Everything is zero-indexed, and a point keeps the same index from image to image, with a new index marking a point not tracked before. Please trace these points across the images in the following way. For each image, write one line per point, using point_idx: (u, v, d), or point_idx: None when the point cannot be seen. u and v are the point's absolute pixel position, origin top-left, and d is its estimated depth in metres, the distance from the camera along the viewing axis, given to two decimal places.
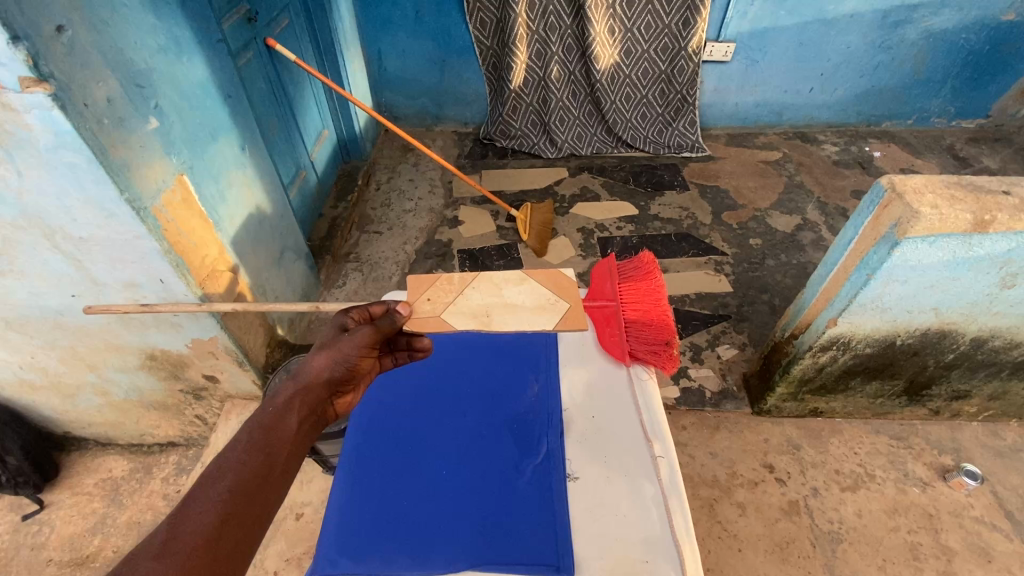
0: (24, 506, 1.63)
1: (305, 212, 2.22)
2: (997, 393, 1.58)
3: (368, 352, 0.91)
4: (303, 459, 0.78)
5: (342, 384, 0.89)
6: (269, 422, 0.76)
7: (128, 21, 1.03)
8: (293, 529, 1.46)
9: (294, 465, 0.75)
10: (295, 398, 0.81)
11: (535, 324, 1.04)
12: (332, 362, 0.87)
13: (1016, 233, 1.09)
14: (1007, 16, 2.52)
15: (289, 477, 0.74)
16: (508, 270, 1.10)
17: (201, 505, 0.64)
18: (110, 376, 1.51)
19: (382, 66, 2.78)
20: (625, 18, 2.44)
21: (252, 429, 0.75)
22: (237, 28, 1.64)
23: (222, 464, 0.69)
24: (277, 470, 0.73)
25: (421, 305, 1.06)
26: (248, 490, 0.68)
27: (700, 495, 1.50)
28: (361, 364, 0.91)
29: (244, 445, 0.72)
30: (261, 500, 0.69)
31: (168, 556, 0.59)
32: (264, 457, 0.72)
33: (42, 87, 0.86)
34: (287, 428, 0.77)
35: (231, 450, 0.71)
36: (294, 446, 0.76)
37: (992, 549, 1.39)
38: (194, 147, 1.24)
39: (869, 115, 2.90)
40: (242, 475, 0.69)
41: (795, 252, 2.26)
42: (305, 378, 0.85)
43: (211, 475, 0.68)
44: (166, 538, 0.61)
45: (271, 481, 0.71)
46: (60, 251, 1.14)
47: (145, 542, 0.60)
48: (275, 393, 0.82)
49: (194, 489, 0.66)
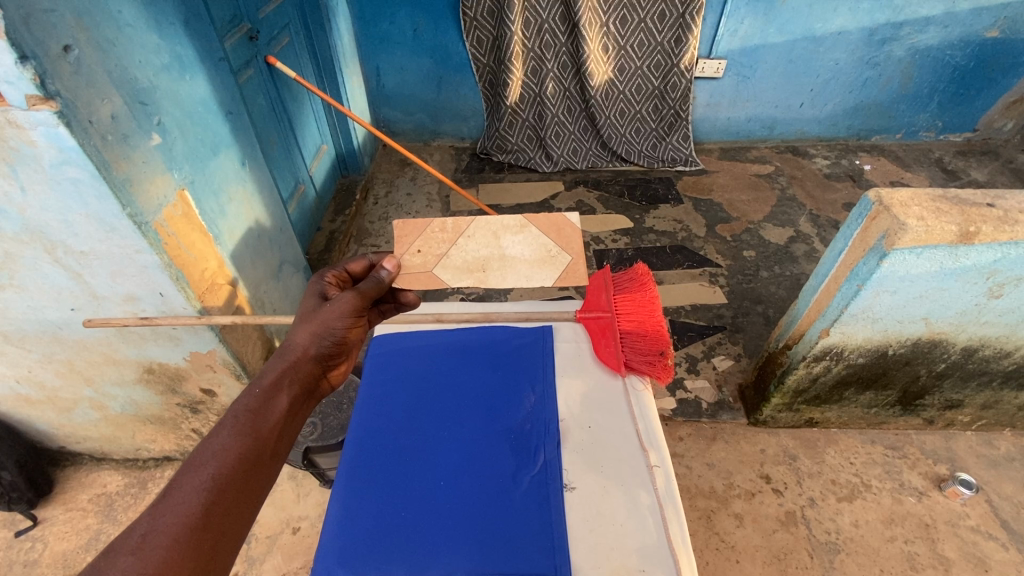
0: (16, 523, 1.61)
1: (304, 225, 2.25)
2: (989, 402, 1.59)
3: (354, 321, 0.94)
4: (290, 441, 0.80)
5: (331, 357, 0.93)
6: (256, 405, 0.78)
7: (133, 40, 1.06)
8: (290, 542, 1.46)
9: (283, 449, 0.77)
10: (284, 378, 0.84)
11: (534, 278, 1.08)
12: (317, 336, 0.90)
13: (1001, 244, 1.12)
14: (990, 34, 2.59)
15: (277, 461, 0.76)
16: (507, 218, 1.08)
17: (185, 495, 0.65)
18: (107, 390, 1.51)
19: (380, 83, 2.83)
20: (618, 36, 2.50)
21: (239, 413, 0.76)
22: (238, 46, 1.67)
23: (207, 452, 0.71)
24: (266, 455, 0.75)
25: (411, 257, 1.07)
26: (234, 481, 0.69)
27: (698, 506, 1.50)
28: (351, 334, 0.95)
29: (230, 430, 0.74)
30: (248, 488, 0.70)
31: (146, 550, 0.60)
32: (253, 443, 0.74)
33: (48, 105, 0.88)
34: (274, 410, 0.79)
35: (217, 435, 0.73)
36: (281, 429, 0.78)
37: (989, 559, 1.39)
38: (196, 162, 1.26)
39: (859, 129, 2.96)
40: (226, 462, 0.70)
41: (789, 264, 2.28)
42: (293, 356, 0.88)
43: (196, 463, 0.69)
44: (145, 532, 0.61)
45: (259, 466, 0.73)
46: (61, 264, 1.15)
47: (123, 536, 0.61)
48: (262, 375, 0.83)
49: (177, 477, 0.67)
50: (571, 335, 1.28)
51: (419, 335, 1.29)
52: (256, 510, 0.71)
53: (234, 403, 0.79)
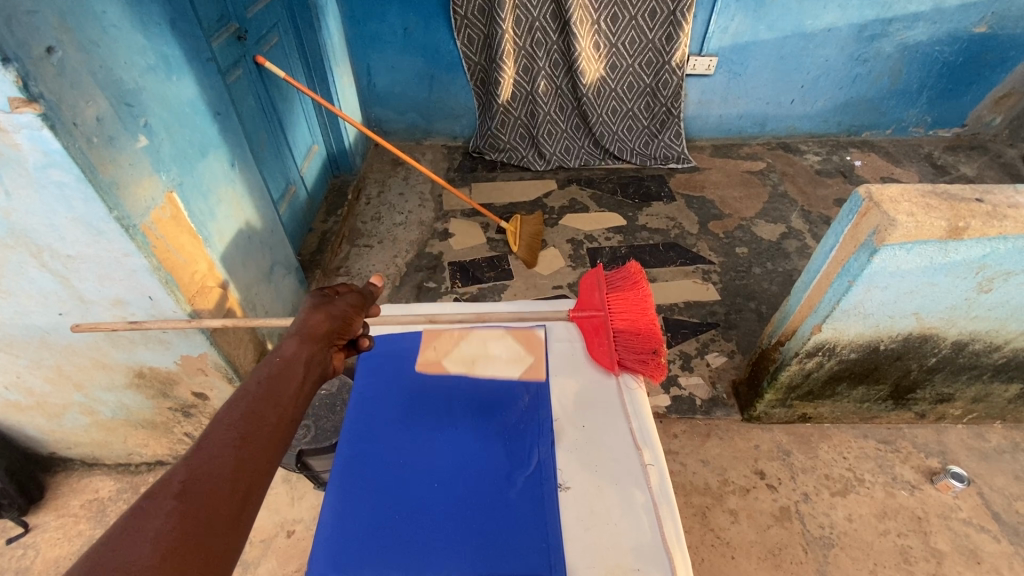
0: (8, 530, 1.60)
1: (294, 226, 2.23)
2: (980, 395, 1.61)
3: (358, 311, 1.01)
4: (309, 404, 0.79)
5: (339, 337, 0.94)
6: (277, 372, 0.78)
7: (118, 40, 1.05)
8: (285, 546, 1.45)
9: (302, 410, 0.76)
10: (301, 349, 0.85)
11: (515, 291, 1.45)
12: (330, 316, 0.94)
13: (990, 239, 1.13)
14: (978, 29, 2.61)
15: (298, 420, 0.75)
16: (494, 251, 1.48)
17: (218, 447, 0.64)
18: (97, 395, 1.49)
19: (371, 82, 2.81)
20: (610, 34, 2.49)
21: (260, 379, 0.76)
22: (227, 46, 1.66)
23: (233, 409, 0.70)
24: (288, 415, 0.73)
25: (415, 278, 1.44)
26: (262, 436, 0.68)
27: (692, 502, 1.50)
28: (354, 320, 0.99)
29: (254, 393, 0.73)
30: (275, 442, 0.69)
31: (187, 497, 0.59)
32: (276, 405, 0.73)
33: (32, 107, 0.86)
34: (293, 376, 0.79)
35: (242, 396, 0.72)
36: (300, 392, 0.77)
37: (981, 551, 1.40)
38: (184, 163, 1.25)
39: (849, 125, 2.98)
40: (253, 421, 0.69)
41: (781, 260, 2.29)
42: (306, 331, 0.89)
43: (225, 420, 0.68)
44: (184, 478, 0.60)
45: (283, 423, 0.72)
46: (48, 269, 1.13)
47: (162, 481, 0.59)
48: (279, 347, 0.83)
49: (208, 430, 0.66)
50: (564, 334, 1.28)
51: (411, 337, 1.28)
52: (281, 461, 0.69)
53: (253, 372, 0.78)
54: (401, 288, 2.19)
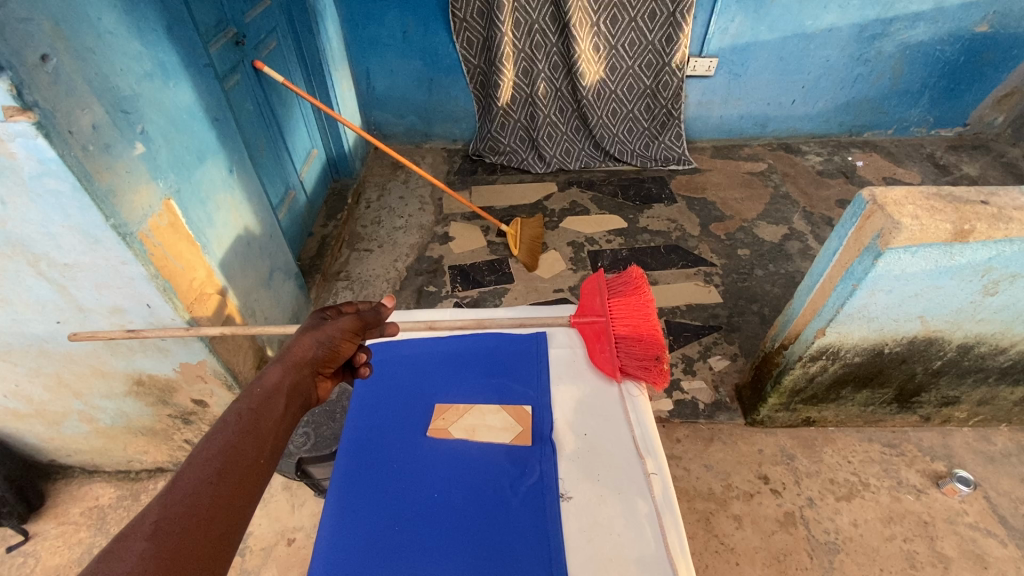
0: (7, 538, 1.59)
1: (293, 231, 2.22)
2: (985, 398, 1.60)
3: (349, 336, 0.97)
4: (286, 440, 0.78)
5: (324, 365, 0.92)
6: (259, 404, 0.77)
7: (114, 47, 1.04)
8: (285, 554, 1.44)
9: (280, 446, 0.75)
10: (284, 379, 0.83)
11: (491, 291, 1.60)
12: (317, 342, 0.91)
13: (997, 241, 1.11)
14: (980, 28, 2.59)
15: (275, 458, 0.74)
16: None
17: (195, 485, 0.63)
18: (96, 403, 1.48)
19: (370, 86, 2.81)
20: (610, 36, 2.48)
21: (241, 412, 0.74)
22: (225, 50, 1.65)
23: (211, 446, 0.68)
24: (266, 451, 0.73)
25: None
26: (238, 474, 0.67)
27: (696, 508, 1.49)
28: (343, 347, 0.96)
29: (234, 427, 0.72)
30: (251, 481, 0.68)
31: (161, 537, 0.57)
32: (254, 441, 0.72)
33: (26, 116, 0.86)
34: (274, 409, 0.77)
35: (222, 430, 0.71)
36: (279, 427, 0.76)
37: (988, 555, 1.39)
38: (181, 170, 1.25)
39: (851, 125, 2.96)
40: (231, 458, 0.68)
41: (783, 262, 2.28)
42: (292, 359, 0.87)
43: (203, 456, 0.67)
44: (157, 519, 0.58)
45: (260, 460, 0.71)
46: (45, 278, 1.12)
47: (134, 523, 0.57)
48: (263, 375, 0.82)
49: (185, 467, 0.65)
50: (565, 340, 1.28)
51: (410, 343, 1.28)
52: (256, 503, 0.68)
53: (234, 401, 0.77)
54: (401, 292, 2.18)
